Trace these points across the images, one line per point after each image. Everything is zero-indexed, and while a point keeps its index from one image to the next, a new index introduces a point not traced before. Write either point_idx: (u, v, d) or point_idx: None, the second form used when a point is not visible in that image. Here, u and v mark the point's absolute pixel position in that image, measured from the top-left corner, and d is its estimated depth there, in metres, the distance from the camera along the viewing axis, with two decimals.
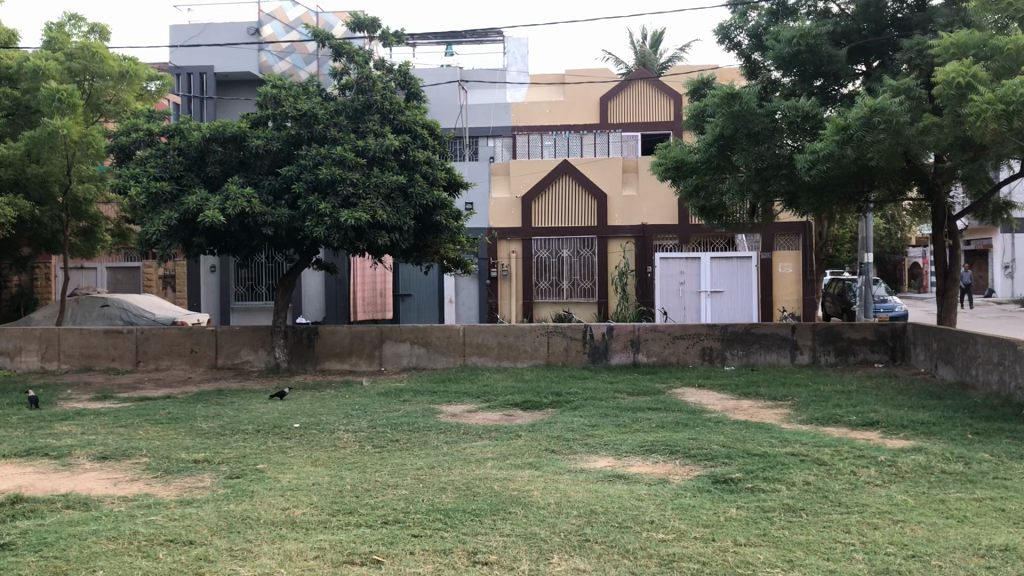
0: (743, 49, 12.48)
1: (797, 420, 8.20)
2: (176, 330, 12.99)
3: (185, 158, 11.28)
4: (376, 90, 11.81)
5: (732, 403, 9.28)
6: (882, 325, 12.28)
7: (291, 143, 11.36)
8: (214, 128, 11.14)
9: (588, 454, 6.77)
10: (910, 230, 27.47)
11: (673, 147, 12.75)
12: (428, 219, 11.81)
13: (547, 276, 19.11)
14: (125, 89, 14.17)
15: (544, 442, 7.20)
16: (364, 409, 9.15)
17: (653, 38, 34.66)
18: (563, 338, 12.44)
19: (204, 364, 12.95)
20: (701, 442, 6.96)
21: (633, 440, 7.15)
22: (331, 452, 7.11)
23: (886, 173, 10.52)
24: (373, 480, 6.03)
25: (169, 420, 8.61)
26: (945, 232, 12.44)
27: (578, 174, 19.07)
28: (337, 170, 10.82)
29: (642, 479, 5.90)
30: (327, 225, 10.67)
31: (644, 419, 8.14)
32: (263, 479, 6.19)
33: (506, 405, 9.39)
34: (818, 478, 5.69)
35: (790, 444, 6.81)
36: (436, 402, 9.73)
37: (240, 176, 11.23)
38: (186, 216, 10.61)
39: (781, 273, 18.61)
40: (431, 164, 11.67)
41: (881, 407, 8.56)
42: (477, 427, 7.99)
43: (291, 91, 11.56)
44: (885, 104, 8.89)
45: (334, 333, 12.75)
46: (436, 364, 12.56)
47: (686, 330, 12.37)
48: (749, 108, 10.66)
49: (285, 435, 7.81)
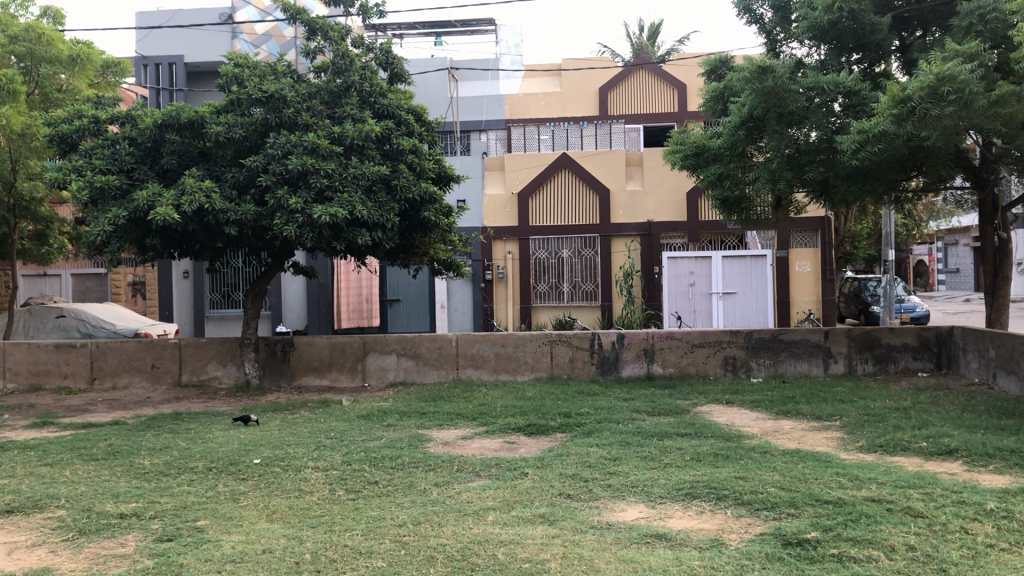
0: (765, 25, 11.28)
1: (856, 448, 6.86)
2: (135, 344, 11.61)
3: (137, 149, 9.86)
4: (355, 70, 10.43)
5: (770, 425, 7.95)
6: (925, 330, 11.00)
7: (258, 131, 9.95)
8: (168, 113, 9.72)
9: (615, 502, 5.40)
10: (925, 227, 26.12)
11: (688, 132, 11.47)
12: (415, 217, 10.39)
13: (546, 278, 17.80)
14: (77, 77, 12.86)
15: (556, 484, 5.84)
16: (339, 438, 7.78)
17: (650, 30, 33.33)
18: (567, 347, 11.11)
19: (167, 382, 11.57)
20: (753, 482, 5.61)
21: (667, 481, 5.80)
22: (293, 501, 5.73)
23: (936, 157, 9.20)
24: (341, 547, 4.65)
25: (107, 455, 7.22)
26: (996, 224, 11.08)
27: (578, 168, 17.74)
28: (309, 159, 9.44)
29: (690, 542, 4.55)
30: (299, 223, 9.29)
31: (675, 450, 6.76)
32: (201, 544, 4.81)
33: (507, 430, 8.04)
34: (923, 540, 4.33)
35: (864, 485, 5.45)
36: (424, 426, 8.36)
37: (200, 168, 9.79)
38: (138, 214, 9.24)
39: (798, 272, 17.34)
40: (418, 154, 10.32)
41: (952, 429, 7.22)
42: (474, 462, 6.60)
43: (257, 70, 10.18)
44: (955, 71, 7.58)
45: (311, 345, 11.34)
46: (426, 379, 11.20)
47: (706, 337, 11.05)
48: (784, 83, 9.34)
49: (240, 475, 6.45)
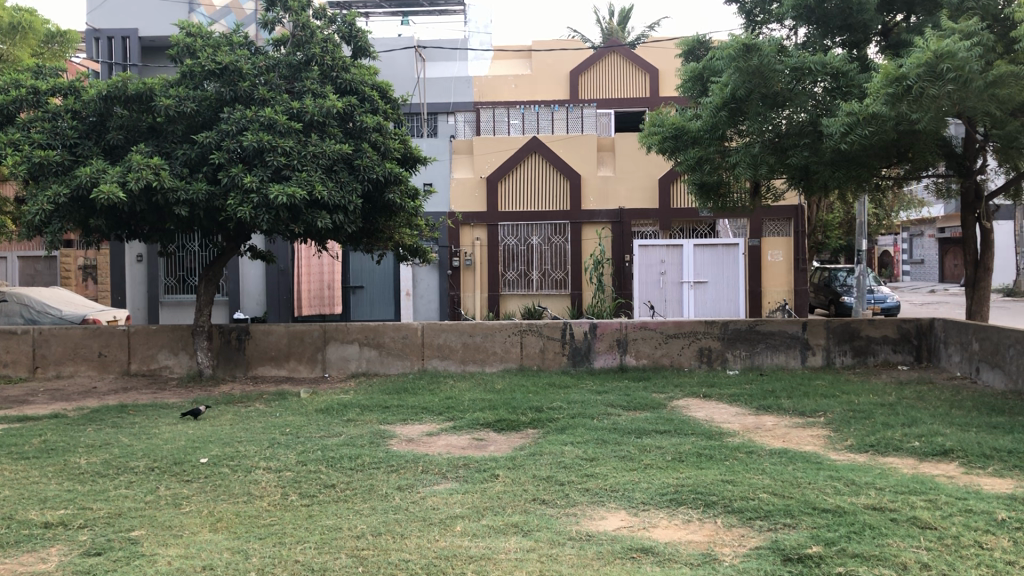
0: (745, 5, 10.92)
1: (845, 448, 6.48)
2: (81, 330, 10.96)
3: (81, 123, 9.22)
4: (316, 43, 9.85)
5: (752, 421, 7.58)
6: (905, 322, 10.70)
7: (212, 106, 9.35)
8: (113, 84, 9.08)
9: (594, 508, 4.96)
10: (893, 218, 26.05)
11: (665, 114, 11.07)
12: (379, 199, 9.85)
13: (514, 266, 17.35)
14: (18, 45, 12.16)
15: (529, 488, 5.37)
16: (295, 434, 7.26)
17: (620, 15, 32.89)
18: (538, 337, 10.67)
19: (115, 371, 10.94)
20: (742, 486, 5.20)
21: (649, 485, 5.35)
22: (240, 507, 5.21)
23: (924, 143, 8.85)
24: (291, 563, 4.15)
25: (40, 453, 6.64)
26: (977, 214, 10.80)
27: (548, 153, 17.25)
28: (265, 136, 8.87)
29: (680, 558, 4.11)
30: (255, 204, 8.72)
31: (655, 449, 6.33)
32: (133, 559, 4.28)
33: (475, 425, 7.57)
34: (937, 556, 3.93)
35: (862, 491, 5.05)
36: (386, 422, 7.85)
37: (148, 144, 9.16)
38: (80, 192, 8.58)
39: (770, 262, 17.04)
40: (383, 133, 9.80)
41: (943, 427, 6.87)
42: (440, 462, 6.12)
43: (210, 40, 9.56)
44: (953, 48, 7.24)
45: (268, 333, 10.77)
46: (390, 370, 10.69)
47: (681, 328, 10.64)
48: (769, 62, 9.01)
49: (185, 476, 5.91)
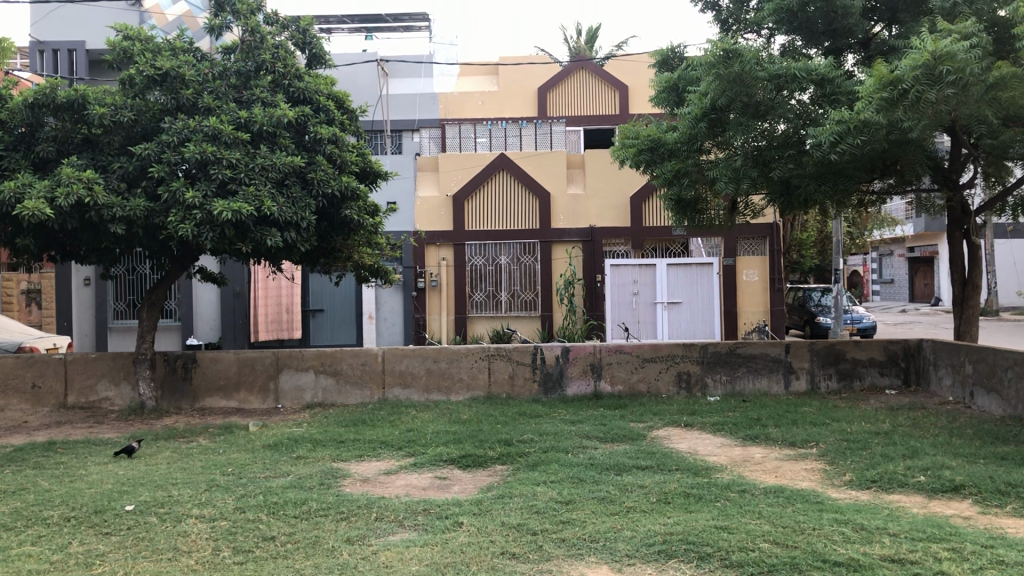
0: (721, 14, 10.47)
1: (845, 485, 5.88)
2: (13, 359, 10.08)
3: (8, 135, 8.49)
4: (266, 48, 9.22)
5: (739, 453, 7.00)
6: (892, 343, 10.22)
7: (154, 117, 8.68)
8: (41, 91, 8.36)
9: (572, 564, 4.31)
10: (866, 236, 25.77)
11: (638, 128, 10.56)
12: (335, 216, 9.17)
13: (482, 287, 16.71)
14: None
15: (498, 539, 4.71)
16: (237, 474, 6.53)
17: (588, 35, 32.56)
18: (507, 362, 10.03)
19: (50, 404, 10.09)
20: (741, 535, 4.57)
21: (635, 534, 4.69)
22: (162, 567, 4.48)
23: (913, 154, 8.36)
24: None
25: None
26: (963, 231, 10.29)
27: (516, 170, 16.68)
28: (209, 147, 8.20)
29: None
30: (197, 220, 7.99)
31: (638, 489, 5.70)
32: None
33: (438, 462, 6.90)
34: None
35: (875, 539, 4.45)
36: (341, 458, 7.15)
37: (83, 157, 8.43)
38: (3, 208, 7.83)
39: (745, 281, 16.53)
40: (338, 145, 9.15)
41: (948, 459, 6.30)
42: (397, 508, 5.42)
43: (150, 44, 8.89)
44: (952, 48, 6.75)
45: (216, 361, 10.02)
46: (348, 400, 9.96)
47: (658, 352, 10.06)
48: (750, 68, 8.50)
49: (104, 529, 5.16)
